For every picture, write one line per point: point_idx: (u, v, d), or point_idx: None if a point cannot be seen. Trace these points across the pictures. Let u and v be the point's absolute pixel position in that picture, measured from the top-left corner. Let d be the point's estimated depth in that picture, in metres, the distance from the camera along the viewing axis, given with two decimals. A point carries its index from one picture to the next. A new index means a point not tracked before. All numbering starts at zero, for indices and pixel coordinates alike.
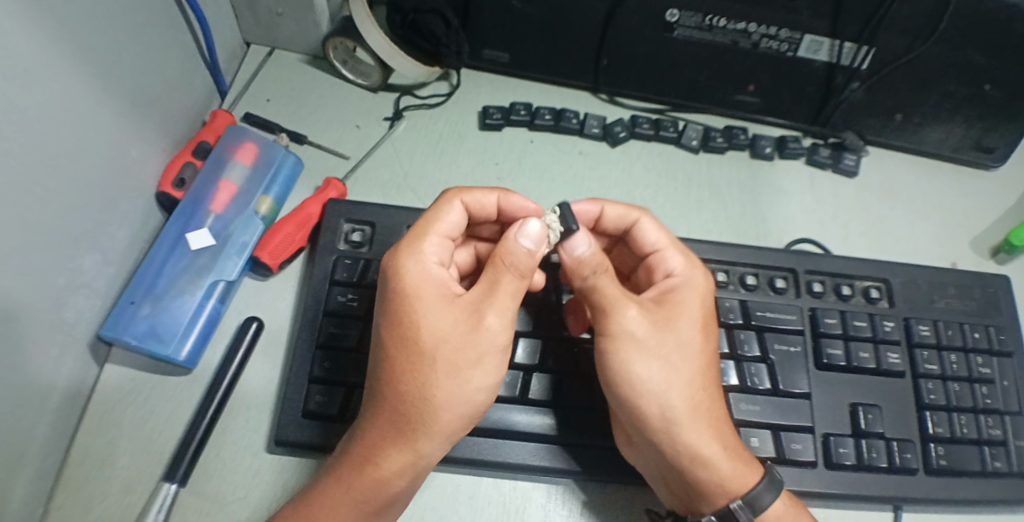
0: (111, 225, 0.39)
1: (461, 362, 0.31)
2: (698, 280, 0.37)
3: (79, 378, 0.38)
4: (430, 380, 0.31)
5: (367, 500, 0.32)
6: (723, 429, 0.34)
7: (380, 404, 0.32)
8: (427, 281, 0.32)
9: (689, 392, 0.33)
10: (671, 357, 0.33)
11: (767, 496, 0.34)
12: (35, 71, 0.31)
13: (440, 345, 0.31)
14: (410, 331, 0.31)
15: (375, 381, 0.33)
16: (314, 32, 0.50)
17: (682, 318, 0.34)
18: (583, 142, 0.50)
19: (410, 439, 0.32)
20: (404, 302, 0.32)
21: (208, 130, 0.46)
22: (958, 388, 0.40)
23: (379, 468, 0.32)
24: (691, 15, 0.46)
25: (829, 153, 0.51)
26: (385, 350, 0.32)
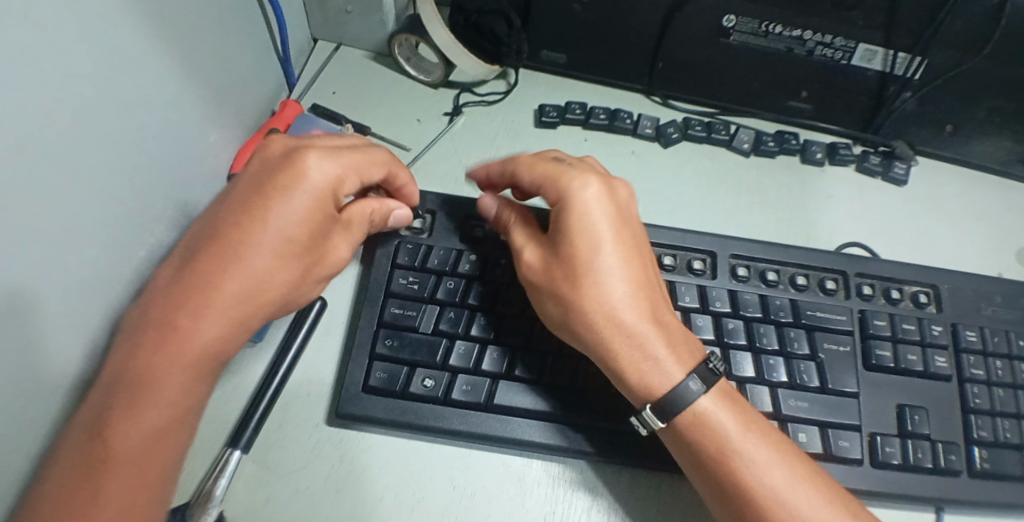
0: (187, 205, 0.41)
1: (293, 243, 0.35)
2: (597, 198, 0.38)
3: None
4: (258, 249, 0.35)
5: (170, 380, 0.32)
6: (647, 331, 0.36)
7: (209, 269, 0.34)
8: (313, 173, 0.36)
9: (602, 301, 0.36)
10: (560, 281, 0.37)
11: (689, 386, 0.35)
12: (128, 56, 0.33)
13: (290, 220, 0.35)
14: (268, 206, 0.35)
15: (212, 246, 0.34)
16: (380, 29, 0.52)
17: (570, 242, 0.37)
18: (636, 142, 0.51)
19: (239, 306, 0.34)
20: (242, 189, 0.36)
21: (278, 119, 0.48)
22: (1003, 395, 0.41)
23: (196, 331, 0.33)
24: (747, 21, 0.47)
25: (879, 161, 0.52)
26: (240, 219, 0.35)
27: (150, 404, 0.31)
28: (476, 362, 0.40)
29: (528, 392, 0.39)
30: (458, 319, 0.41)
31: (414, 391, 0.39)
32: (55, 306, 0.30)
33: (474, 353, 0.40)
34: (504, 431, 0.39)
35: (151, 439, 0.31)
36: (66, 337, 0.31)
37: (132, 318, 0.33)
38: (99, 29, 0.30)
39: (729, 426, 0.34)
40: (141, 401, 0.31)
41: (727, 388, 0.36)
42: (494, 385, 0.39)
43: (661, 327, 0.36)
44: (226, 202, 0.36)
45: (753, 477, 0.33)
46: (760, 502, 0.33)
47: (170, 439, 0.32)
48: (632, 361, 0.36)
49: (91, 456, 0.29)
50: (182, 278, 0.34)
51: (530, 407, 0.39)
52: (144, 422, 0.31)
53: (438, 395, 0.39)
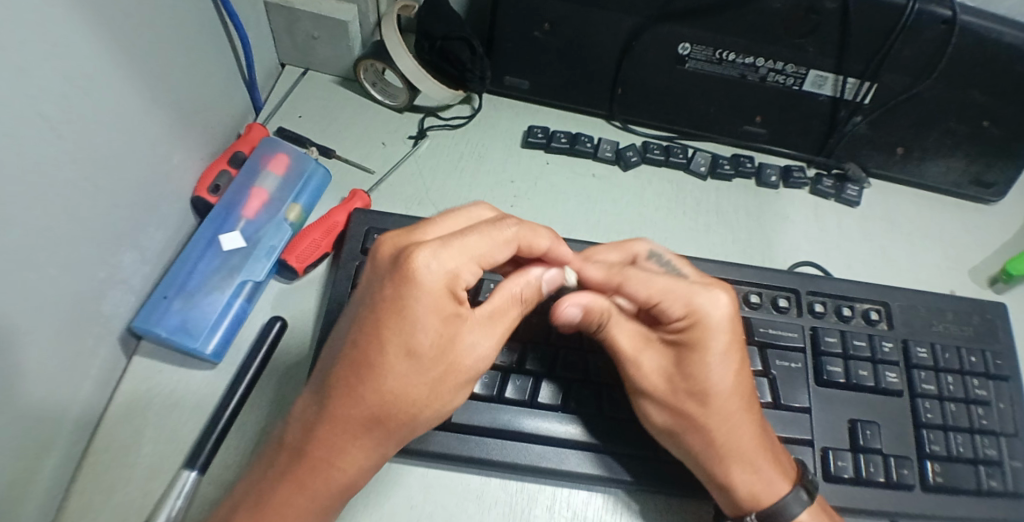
0: (149, 227, 0.41)
1: (453, 376, 0.32)
2: (726, 314, 0.35)
3: (110, 367, 0.40)
4: (392, 383, 0.31)
5: (335, 468, 0.31)
6: (763, 462, 0.36)
7: (377, 408, 0.31)
8: (463, 297, 0.32)
9: (725, 416, 0.35)
10: (684, 401, 0.35)
11: (793, 510, 0.35)
12: (91, 75, 0.33)
13: (428, 354, 0.31)
14: (405, 329, 0.30)
15: (356, 373, 0.31)
16: (346, 55, 0.53)
17: (700, 366, 0.35)
18: (597, 165, 0.52)
19: (379, 435, 0.32)
20: (375, 316, 0.31)
21: (243, 142, 0.49)
22: (955, 409, 0.41)
23: (338, 464, 0.31)
24: (702, 49, 0.49)
25: (833, 184, 0.53)
26: (362, 358, 0.31)
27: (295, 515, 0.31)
28: None
29: (485, 409, 0.39)
30: None
31: None
32: (13, 325, 0.30)
33: None
34: (461, 450, 0.38)
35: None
36: (20, 353, 0.31)
37: (297, 422, 0.32)
38: (69, 45, 0.31)
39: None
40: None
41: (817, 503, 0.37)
42: None
43: (771, 451, 0.36)
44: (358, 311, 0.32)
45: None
46: None
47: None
48: (749, 475, 0.35)
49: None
50: (330, 409, 0.31)
51: (488, 424, 0.39)
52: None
53: None
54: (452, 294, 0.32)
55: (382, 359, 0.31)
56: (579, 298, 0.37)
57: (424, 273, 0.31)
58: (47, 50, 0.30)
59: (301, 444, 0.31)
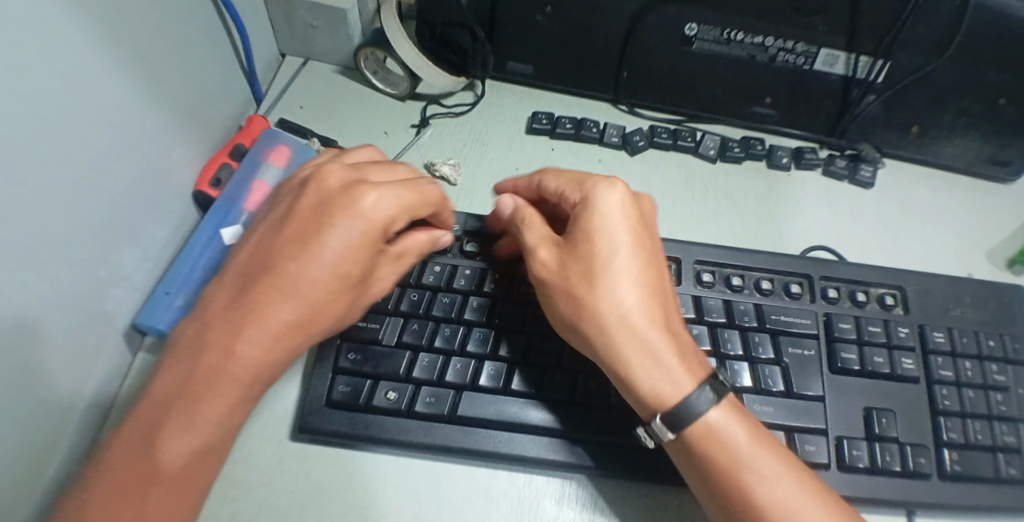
0: (151, 225, 0.41)
1: (310, 294, 0.35)
2: (619, 201, 0.38)
3: (115, 364, 0.40)
4: (303, 288, 0.35)
5: (241, 360, 0.33)
6: (658, 348, 0.35)
7: (245, 310, 0.34)
8: (341, 222, 0.35)
9: (617, 307, 0.35)
10: (575, 281, 0.36)
11: (705, 395, 0.34)
12: (87, 74, 0.33)
13: (322, 269, 0.35)
14: (327, 240, 0.35)
15: (256, 270, 0.35)
16: (346, 44, 0.52)
17: (590, 244, 0.37)
18: (603, 150, 0.51)
19: (282, 336, 0.34)
20: (317, 226, 0.35)
21: (244, 135, 0.48)
22: (973, 395, 0.40)
23: (242, 358, 0.33)
24: (709, 29, 0.48)
25: (846, 164, 0.52)
26: (292, 254, 0.35)
27: (213, 408, 0.32)
28: (440, 373, 0.40)
29: (491, 402, 0.39)
30: (422, 331, 0.41)
31: (377, 404, 0.39)
32: (19, 327, 0.30)
33: (437, 365, 0.40)
34: (468, 442, 0.38)
35: (185, 462, 0.31)
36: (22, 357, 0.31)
37: (198, 315, 0.34)
38: (63, 43, 0.30)
39: (740, 435, 0.34)
40: (178, 416, 0.31)
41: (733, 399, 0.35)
42: (458, 396, 0.39)
43: (677, 337, 0.36)
44: (273, 224, 0.37)
45: (784, 474, 0.33)
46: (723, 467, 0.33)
47: (202, 464, 0.32)
48: (648, 353, 0.35)
49: (131, 440, 0.30)
50: (247, 298, 0.34)
51: (495, 417, 0.38)
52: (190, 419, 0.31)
53: (401, 408, 0.38)
54: (327, 212, 0.36)
55: (310, 263, 0.35)
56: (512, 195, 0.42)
57: (365, 204, 0.36)
58: (44, 53, 0.29)
59: (205, 337, 0.33)
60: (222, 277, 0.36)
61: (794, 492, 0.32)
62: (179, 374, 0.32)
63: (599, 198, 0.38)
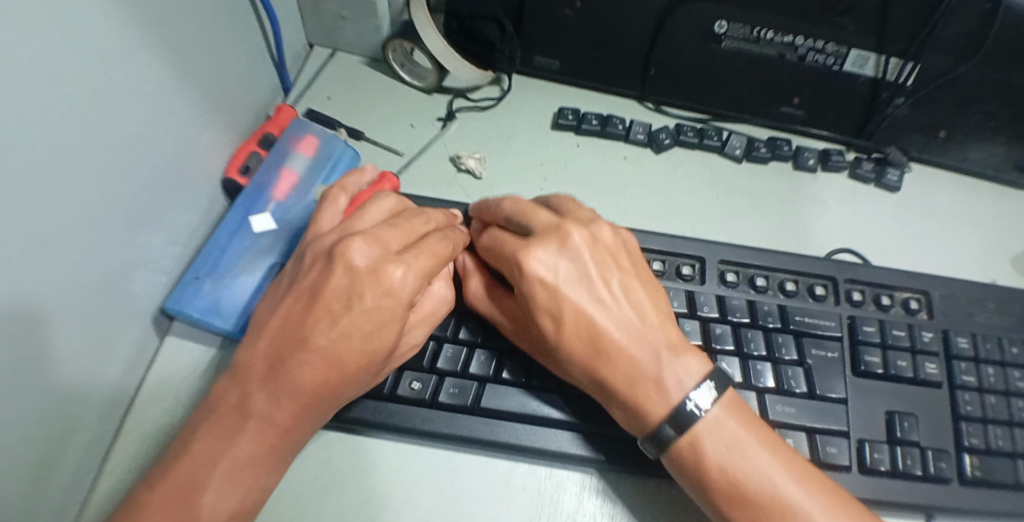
0: (178, 210, 0.42)
1: (339, 368, 0.34)
2: (542, 270, 0.37)
3: (142, 346, 0.41)
4: (329, 363, 0.34)
5: (273, 427, 0.33)
6: (635, 407, 0.35)
7: (276, 384, 0.33)
8: (368, 297, 0.34)
9: (586, 374, 0.37)
10: (544, 358, 0.38)
11: (666, 430, 0.34)
12: (116, 59, 0.33)
13: (349, 343, 0.34)
14: (356, 314, 0.34)
15: (283, 339, 0.34)
16: (374, 35, 0.53)
17: (534, 325, 0.37)
18: (628, 147, 0.51)
19: (312, 404, 0.34)
20: (341, 299, 0.34)
21: (272, 123, 0.48)
22: (995, 402, 0.40)
23: (276, 424, 0.33)
24: (738, 27, 0.47)
25: (872, 168, 0.52)
26: (319, 325, 0.34)
27: (252, 473, 0.33)
28: (464, 365, 0.40)
29: (513, 395, 0.39)
30: (447, 323, 0.41)
31: (401, 394, 0.39)
32: (45, 308, 0.31)
33: (461, 357, 0.40)
34: (490, 435, 0.39)
35: (224, 517, 0.32)
36: (50, 336, 0.31)
37: (233, 373, 0.34)
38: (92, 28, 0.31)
39: (710, 445, 0.34)
40: (219, 479, 0.32)
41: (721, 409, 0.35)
42: (481, 388, 0.39)
43: (652, 384, 0.35)
44: (296, 292, 0.35)
45: (757, 477, 0.33)
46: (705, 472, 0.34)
47: (242, 518, 0.33)
48: (624, 409, 0.36)
49: (176, 495, 0.31)
50: (278, 367, 0.33)
51: (516, 410, 0.39)
52: (227, 480, 0.32)
53: (424, 398, 0.39)
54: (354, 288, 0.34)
55: (336, 339, 0.34)
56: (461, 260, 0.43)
57: (391, 277, 0.35)
58: (74, 36, 0.30)
59: (242, 401, 0.33)
60: (251, 332, 0.35)
61: (766, 492, 0.33)
62: (215, 440, 0.32)
63: (518, 278, 0.37)
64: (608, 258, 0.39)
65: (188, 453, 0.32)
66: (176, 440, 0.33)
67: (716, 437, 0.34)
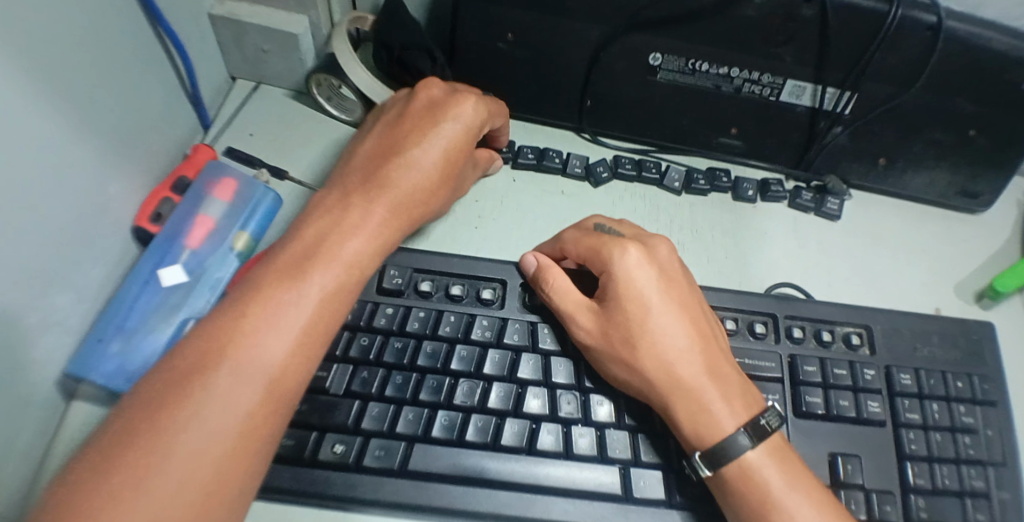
0: (85, 264, 0.39)
1: (380, 239, 0.36)
2: (637, 261, 0.39)
3: (47, 414, 0.37)
4: (361, 238, 0.36)
5: (303, 305, 0.32)
6: (703, 386, 0.36)
7: (288, 271, 0.33)
8: (405, 175, 0.38)
9: (686, 349, 0.37)
10: (616, 347, 0.37)
11: (742, 442, 0.34)
12: (16, 109, 0.30)
13: (381, 217, 0.37)
14: (391, 190, 0.38)
15: (323, 228, 0.36)
16: (299, 68, 0.50)
17: (621, 307, 0.38)
18: (566, 182, 0.50)
19: (345, 283, 0.34)
20: (377, 180, 0.38)
21: (188, 166, 0.46)
22: (940, 439, 0.39)
23: (308, 295, 0.33)
24: (673, 59, 0.47)
25: (812, 197, 0.51)
26: (354, 205, 0.37)
27: (295, 351, 0.32)
28: (391, 423, 0.38)
29: (446, 454, 0.37)
30: (373, 379, 0.38)
31: (324, 458, 0.36)
32: None
33: (388, 415, 0.38)
34: (421, 499, 0.36)
35: (255, 394, 0.30)
36: None
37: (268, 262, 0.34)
38: None
39: (777, 480, 0.34)
40: (229, 378, 0.30)
41: (780, 443, 0.36)
42: (409, 449, 0.37)
43: (714, 375, 0.36)
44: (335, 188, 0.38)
45: (791, 514, 0.33)
46: (759, 497, 0.34)
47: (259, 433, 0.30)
48: (688, 401, 0.36)
49: (179, 412, 0.28)
50: (311, 248, 0.35)
51: (448, 470, 0.37)
52: (239, 395, 0.30)
53: (348, 462, 0.36)
54: (364, 203, 0.37)
55: (371, 214, 0.37)
56: (534, 261, 0.41)
57: (416, 159, 0.39)
58: None
59: (273, 279, 0.33)
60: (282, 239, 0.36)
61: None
62: (211, 353, 0.30)
63: (619, 259, 0.39)
64: (679, 269, 0.41)
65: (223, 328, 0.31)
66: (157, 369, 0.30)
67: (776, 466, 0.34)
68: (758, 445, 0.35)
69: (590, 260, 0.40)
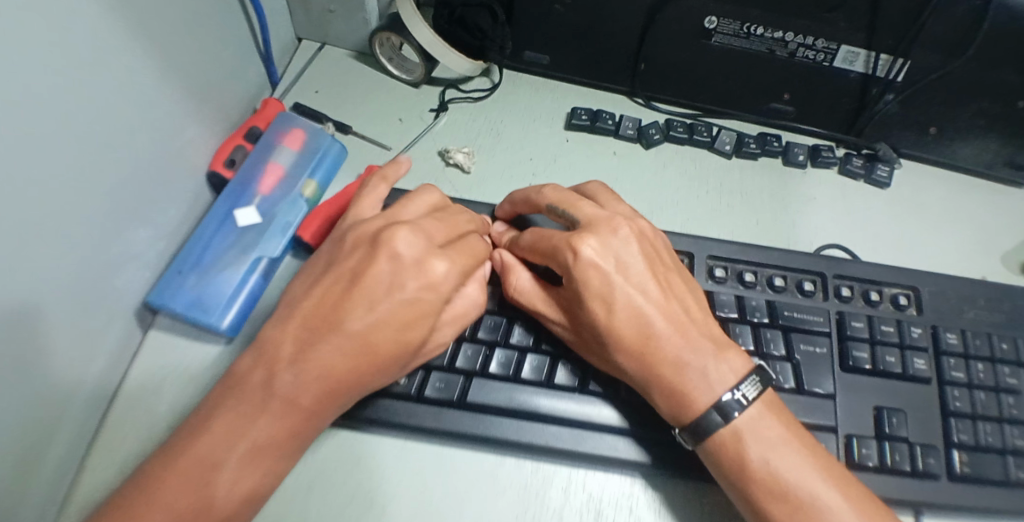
0: (163, 201, 0.41)
1: (370, 356, 0.33)
2: (594, 256, 0.37)
3: (126, 341, 0.40)
4: (348, 351, 0.33)
5: (289, 411, 0.32)
6: (680, 382, 0.35)
7: (278, 378, 0.32)
8: (410, 286, 0.34)
9: (671, 342, 0.36)
10: (591, 342, 0.38)
11: (715, 418, 0.34)
12: (100, 50, 0.32)
13: (375, 334, 0.34)
14: (386, 302, 0.34)
15: (318, 322, 0.33)
16: (363, 29, 0.52)
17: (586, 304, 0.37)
18: (618, 143, 0.51)
19: (332, 393, 0.33)
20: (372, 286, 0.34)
21: (260, 116, 0.48)
22: (984, 398, 0.40)
23: (295, 405, 0.32)
24: (729, 22, 0.47)
25: (862, 164, 0.51)
26: (342, 315, 0.34)
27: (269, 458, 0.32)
28: (451, 359, 0.40)
29: (501, 390, 0.39)
30: None
31: (388, 388, 0.39)
32: (31, 302, 0.30)
33: (449, 351, 0.40)
34: (478, 429, 0.38)
35: (237, 499, 0.31)
36: (36, 328, 0.31)
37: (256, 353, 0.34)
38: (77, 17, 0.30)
39: (754, 449, 0.34)
40: (225, 471, 0.31)
41: (761, 409, 0.35)
42: (468, 383, 0.39)
43: (698, 373, 0.35)
44: (336, 276, 0.35)
45: (774, 482, 0.33)
46: (744, 466, 0.34)
47: (254, 503, 0.32)
48: (668, 398, 0.36)
49: (191, 471, 0.30)
50: (301, 351, 0.33)
51: (503, 405, 0.38)
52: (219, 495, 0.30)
53: (411, 393, 0.39)
54: (351, 315, 0.34)
55: (363, 331, 0.33)
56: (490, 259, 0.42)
57: (424, 270, 0.35)
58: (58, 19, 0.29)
59: (259, 381, 0.32)
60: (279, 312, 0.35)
61: (774, 500, 0.33)
62: (202, 453, 0.31)
63: (574, 262, 0.37)
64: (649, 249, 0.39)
65: (206, 432, 0.31)
66: (202, 406, 0.33)
67: (757, 439, 0.34)
68: (736, 420, 0.35)
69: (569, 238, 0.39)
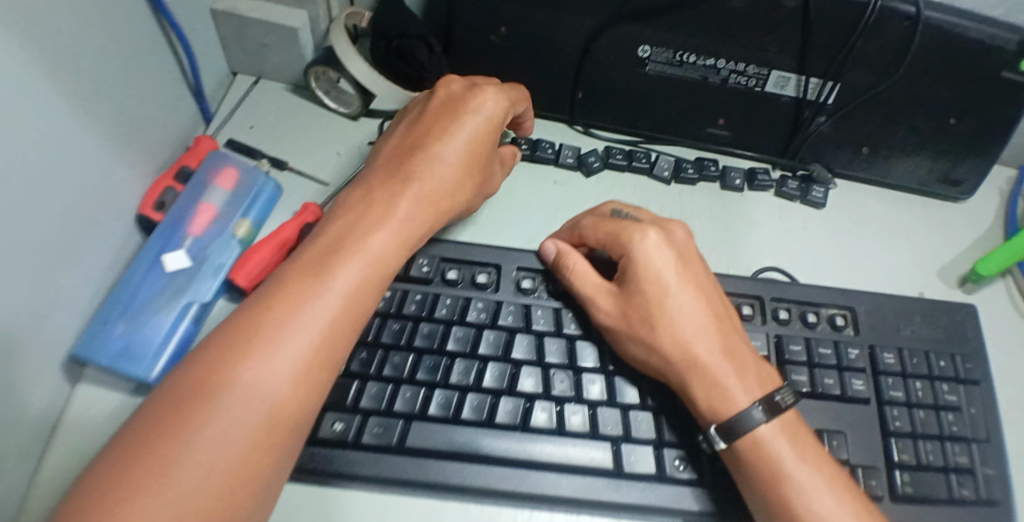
0: (90, 246, 0.40)
1: (337, 319, 0.34)
2: (657, 244, 0.40)
3: (53, 395, 0.38)
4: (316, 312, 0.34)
5: (258, 385, 0.31)
6: (714, 363, 0.37)
7: (242, 348, 0.32)
8: (367, 248, 0.37)
9: (698, 330, 0.38)
10: (635, 327, 0.39)
11: (756, 416, 0.35)
12: (23, 93, 0.31)
13: (338, 293, 0.35)
14: (347, 264, 0.36)
15: (282, 295, 0.34)
16: (299, 63, 0.52)
17: (641, 291, 0.39)
18: (559, 172, 0.51)
19: (302, 360, 0.32)
20: (329, 254, 0.36)
21: (191, 155, 0.47)
22: (924, 416, 0.40)
23: (263, 377, 0.31)
24: (661, 51, 0.48)
25: (798, 186, 0.52)
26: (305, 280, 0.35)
27: (236, 442, 0.29)
28: (389, 402, 0.39)
29: (442, 431, 0.38)
30: (370, 359, 0.40)
31: (323, 436, 0.37)
32: None
33: (386, 394, 0.39)
34: (417, 474, 0.37)
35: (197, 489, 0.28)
36: None
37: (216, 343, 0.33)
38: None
39: (788, 452, 0.35)
40: (179, 459, 0.28)
41: (794, 420, 0.37)
42: (406, 426, 0.38)
43: (721, 355, 0.37)
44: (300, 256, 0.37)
45: (794, 485, 0.34)
46: (773, 474, 0.34)
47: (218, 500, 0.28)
48: (704, 385, 0.37)
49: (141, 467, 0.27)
50: (267, 325, 0.33)
51: (443, 446, 0.38)
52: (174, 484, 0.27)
53: (347, 440, 0.37)
54: (318, 279, 0.35)
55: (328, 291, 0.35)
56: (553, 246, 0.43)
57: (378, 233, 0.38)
58: None
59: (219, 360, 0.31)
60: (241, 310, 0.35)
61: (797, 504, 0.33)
62: (153, 444, 0.28)
63: (637, 246, 0.40)
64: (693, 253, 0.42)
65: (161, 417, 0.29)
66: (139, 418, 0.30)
67: (788, 446, 0.35)
68: (777, 425, 0.36)
69: (609, 244, 0.41)
